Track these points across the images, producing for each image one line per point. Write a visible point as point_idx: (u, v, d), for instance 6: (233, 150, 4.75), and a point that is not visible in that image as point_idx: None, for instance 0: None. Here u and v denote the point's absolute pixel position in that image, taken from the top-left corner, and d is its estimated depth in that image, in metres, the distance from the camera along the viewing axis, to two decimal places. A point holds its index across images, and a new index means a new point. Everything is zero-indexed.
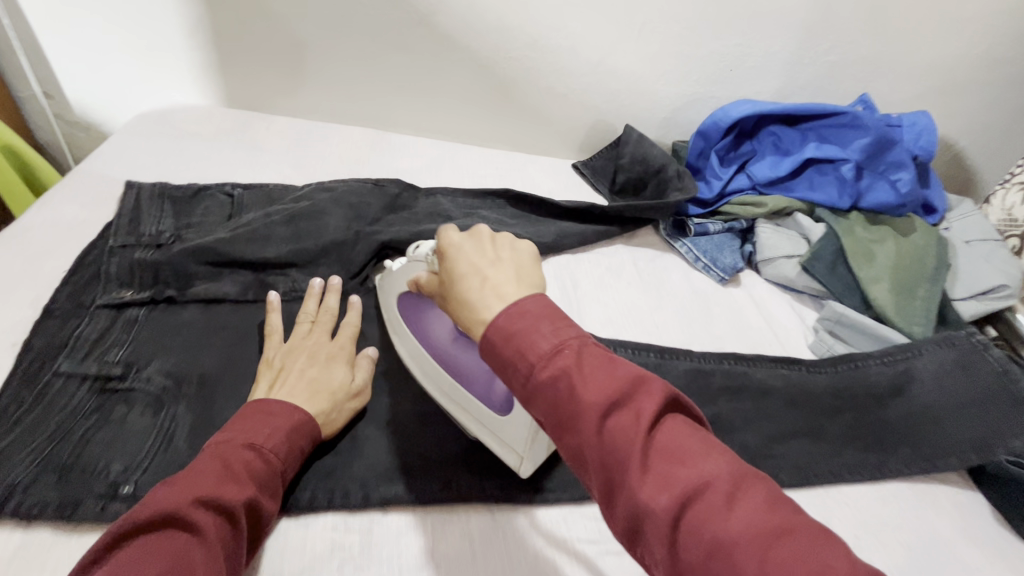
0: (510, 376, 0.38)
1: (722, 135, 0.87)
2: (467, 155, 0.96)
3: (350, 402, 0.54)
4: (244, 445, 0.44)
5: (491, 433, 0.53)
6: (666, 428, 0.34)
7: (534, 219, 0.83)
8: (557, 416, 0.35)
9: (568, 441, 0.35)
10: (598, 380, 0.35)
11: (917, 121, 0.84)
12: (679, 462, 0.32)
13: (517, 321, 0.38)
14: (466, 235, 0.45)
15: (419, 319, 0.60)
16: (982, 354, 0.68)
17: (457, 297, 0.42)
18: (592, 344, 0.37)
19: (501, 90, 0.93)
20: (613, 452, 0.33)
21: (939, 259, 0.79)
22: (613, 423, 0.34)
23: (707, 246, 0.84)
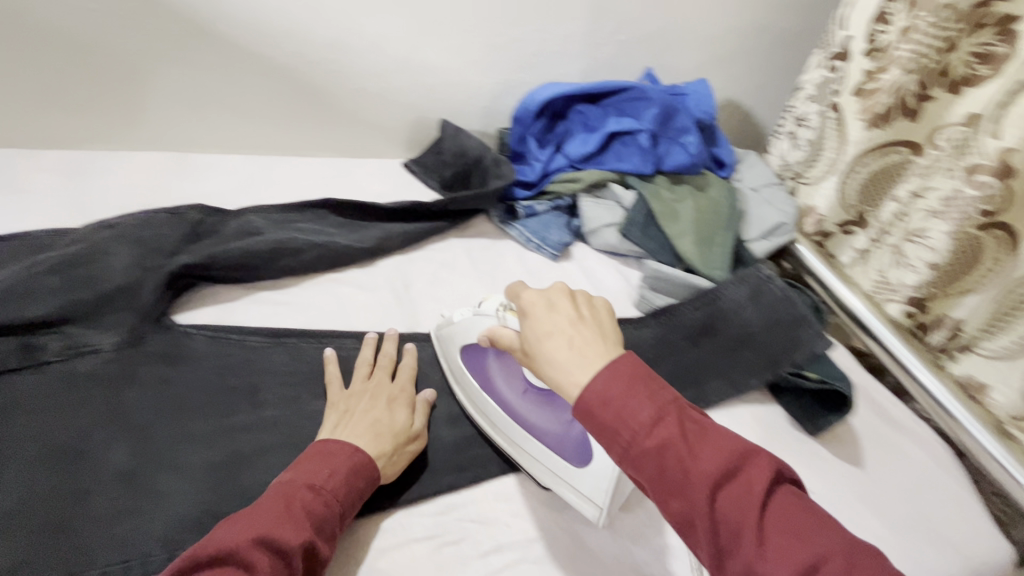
0: (611, 439, 0.44)
1: (535, 119, 0.92)
2: (287, 167, 0.92)
3: (411, 445, 0.58)
4: (304, 485, 0.47)
5: (569, 485, 0.56)
6: (778, 503, 0.40)
7: (360, 225, 0.81)
8: (661, 481, 0.42)
9: (676, 505, 0.41)
10: (705, 452, 0.41)
11: (698, 89, 0.94)
12: (792, 535, 0.38)
13: (614, 386, 0.44)
14: (540, 291, 0.52)
15: (485, 371, 0.63)
16: (768, 286, 0.78)
17: (546, 355, 0.48)
18: (689, 414, 0.44)
19: (310, 96, 0.90)
20: (725, 517, 0.40)
21: (730, 209, 0.90)
22: (724, 495, 0.40)
23: (535, 227, 0.88)
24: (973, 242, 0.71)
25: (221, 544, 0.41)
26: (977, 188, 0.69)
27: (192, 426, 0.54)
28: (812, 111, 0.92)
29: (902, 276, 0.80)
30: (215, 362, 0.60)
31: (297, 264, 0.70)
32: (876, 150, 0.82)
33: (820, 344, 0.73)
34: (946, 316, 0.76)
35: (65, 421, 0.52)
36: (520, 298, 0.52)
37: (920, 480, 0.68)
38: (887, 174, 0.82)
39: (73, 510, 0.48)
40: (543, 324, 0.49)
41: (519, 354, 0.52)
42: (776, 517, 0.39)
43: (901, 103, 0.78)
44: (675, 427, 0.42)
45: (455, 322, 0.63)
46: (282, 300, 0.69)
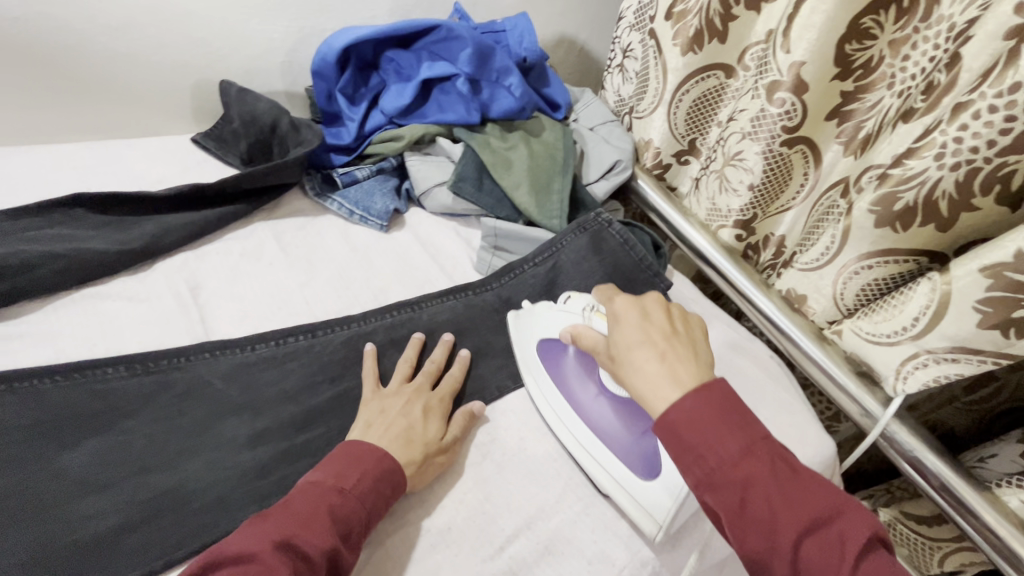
0: (693, 463, 0.44)
1: (339, 72, 0.79)
2: (24, 158, 0.72)
3: (438, 456, 0.53)
4: (335, 488, 0.46)
5: (630, 496, 0.54)
6: (873, 561, 0.39)
7: (129, 220, 0.66)
8: (739, 513, 0.42)
9: (755, 543, 0.41)
10: (794, 497, 0.41)
11: (518, 24, 0.87)
12: None
13: (706, 415, 0.44)
14: (633, 300, 0.53)
15: (558, 365, 0.63)
16: (607, 231, 0.76)
17: (633, 361, 0.49)
18: (780, 456, 0.44)
19: (38, 66, 0.71)
20: (810, 566, 0.40)
21: (566, 151, 0.85)
22: (810, 542, 0.40)
23: (357, 195, 0.78)
24: (782, 158, 0.72)
25: (243, 547, 0.41)
26: (777, 106, 0.68)
27: None
28: (635, 40, 0.90)
29: (728, 202, 0.81)
30: None
31: (31, 284, 0.55)
32: (694, 77, 0.82)
33: (659, 287, 0.74)
34: (771, 234, 0.81)
35: None
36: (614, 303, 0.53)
37: (754, 396, 0.71)
38: (707, 101, 0.83)
39: None
40: (635, 332, 0.50)
41: (602, 357, 0.53)
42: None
43: (709, 25, 0.76)
44: (762, 466, 0.42)
45: (532, 315, 0.64)
46: (17, 333, 0.54)
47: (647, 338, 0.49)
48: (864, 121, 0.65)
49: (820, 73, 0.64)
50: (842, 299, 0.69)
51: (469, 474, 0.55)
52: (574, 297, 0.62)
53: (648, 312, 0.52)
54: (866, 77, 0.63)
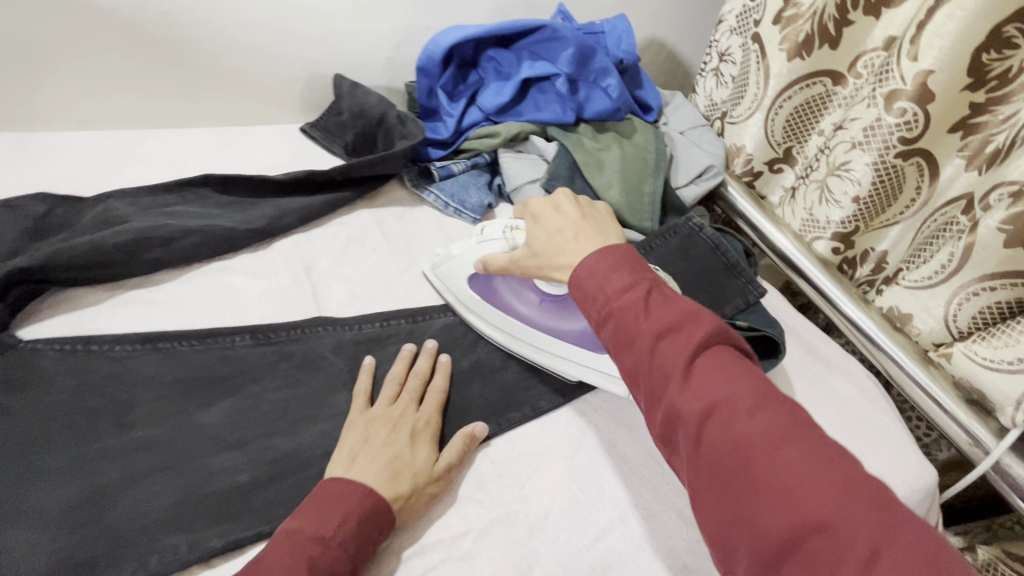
0: (588, 305, 0.46)
1: (442, 69, 0.82)
2: (155, 140, 0.78)
3: (433, 487, 0.49)
4: (312, 535, 0.42)
5: (600, 373, 0.59)
6: (721, 360, 0.40)
7: (250, 202, 0.71)
8: (618, 335, 0.43)
9: (624, 357, 0.43)
10: (661, 311, 0.42)
11: (616, 26, 0.88)
12: (714, 379, 0.39)
13: (603, 262, 0.46)
14: (546, 198, 0.56)
15: (491, 290, 0.64)
16: (698, 236, 0.75)
17: (556, 249, 0.51)
18: (660, 287, 0.45)
19: (174, 55, 0.77)
20: (661, 363, 0.40)
21: (657, 154, 0.85)
22: (667, 347, 0.41)
23: (452, 188, 0.80)
24: (894, 170, 0.69)
25: None
26: (895, 116, 0.66)
27: (40, 462, 0.46)
28: (735, 44, 0.88)
29: (828, 213, 0.78)
30: (74, 380, 0.51)
31: (171, 256, 0.60)
32: (798, 83, 0.80)
33: (753, 293, 0.72)
34: (872, 249, 0.77)
35: None
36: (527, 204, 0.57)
37: (848, 414, 0.68)
38: (811, 108, 0.81)
39: None
40: (550, 225, 0.53)
41: (525, 260, 0.56)
42: (711, 371, 0.39)
43: (822, 31, 0.75)
44: (641, 296, 0.44)
45: (449, 257, 0.64)
46: (158, 299, 0.59)
47: (563, 224, 0.52)
48: (993, 135, 0.61)
49: (948, 83, 0.62)
50: (954, 322, 0.66)
51: (566, 467, 0.54)
52: (489, 225, 0.62)
53: (556, 204, 0.55)
54: (999, 89, 0.60)
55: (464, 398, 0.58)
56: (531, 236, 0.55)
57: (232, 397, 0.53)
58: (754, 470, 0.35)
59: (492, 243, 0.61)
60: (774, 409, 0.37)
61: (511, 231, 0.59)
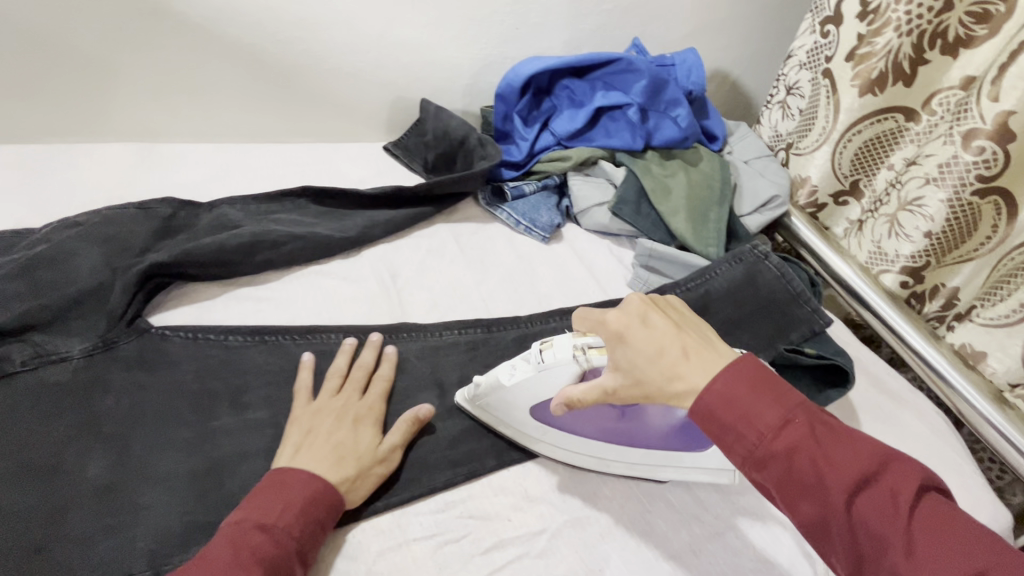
0: (734, 444, 0.42)
1: (520, 96, 0.88)
2: (258, 153, 0.86)
3: (377, 469, 0.51)
4: (254, 526, 0.43)
5: (696, 470, 0.54)
6: (931, 510, 0.37)
7: (342, 213, 0.77)
8: (791, 485, 0.40)
9: (807, 511, 0.39)
10: (840, 455, 0.39)
11: (687, 59, 0.92)
12: (943, 543, 0.35)
13: (738, 387, 0.42)
14: (621, 309, 0.47)
15: (560, 423, 0.54)
16: (763, 264, 0.77)
17: (669, 373, 0.44)
18: (818, 417, 0.41)
19: (281, 78, 0.85)
20: (866, 525, 0.37)
21: (722, 181, 0.87)
22: (864, 501, 0.38)
23: (524, 208, 0.85)
24: (970, 208, 0.70)
25: None
26: (973, 154, 0.67)
27: (171, 433, 0.51)
28: (804, 78, 0.90)
29: (898, 247, 0.78)
30: (199, 363, 0.57)
31: (278, 257, 0.67)
32: (871, 117, 0.81)
33: (818, 322, 0.73)
34: (942, 285, 0.77)
35: (36, 435, 0.49)
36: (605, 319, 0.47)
37: (916, 448, 0.68)
38: (881, 143, 0.81)
39: (47, 530, 0.45)
40: (647, 343, 0.45)
41: (624, 388, 0.46)
42: (933, 530, 0.36)
43: (896, 68, 0.76)
44: (803, 431, 0.40)
45: (503, 385, 0.53)
46: (265, 296, 0.65)
47: (665, 341, 0.44)
48: None
49: None
50: None
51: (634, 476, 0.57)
52: (551, 347, 0.51)
53: (640, 314, 0.46)
54: None
55: None
56: (622, 360, 0.46)
57: None
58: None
59: (559, 371, 0.51)
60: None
61: (585, 353, 0.49)
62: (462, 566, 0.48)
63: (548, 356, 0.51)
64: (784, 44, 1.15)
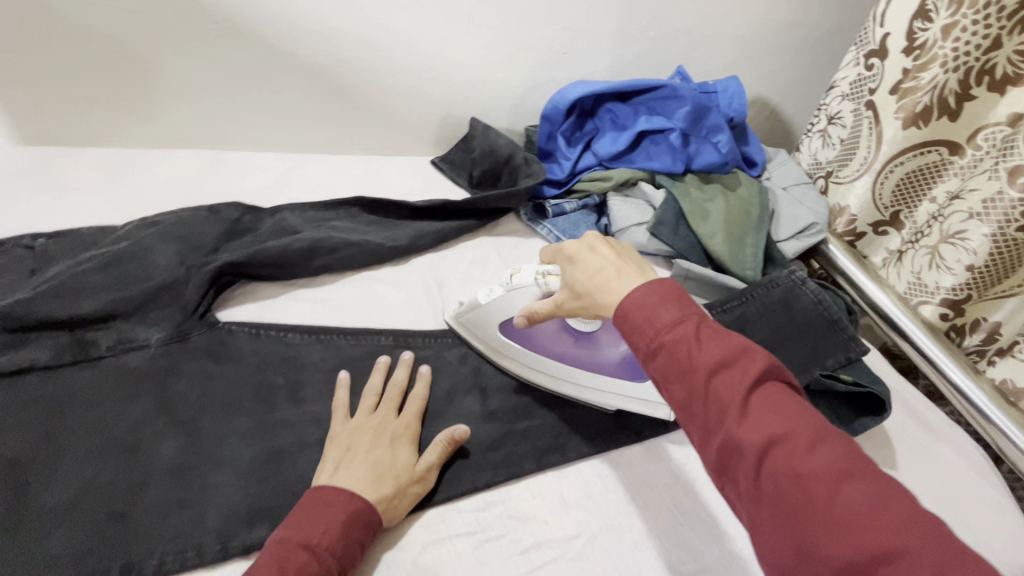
0: (635, 335, 0.44)
1: (564, 117, 0.91)
2: (316, 164, 0.92)
3: (414, 488, 0.52)
4: (299, 545, 0.44)
5: (638, 400, 0.63)
6: (773, 394, 0.40)
7: (393, 223, 0.82)
8: (668, 369, 0.42)
9: (676, 391, 0.42)
10: (714, 344, 0.41)
11: (729, 86, 0.94)
12: (772, 415, 0.38)
13: (650, 295, 0.44)
14: (577, 240, 0.53)
15: (525, 335, 0.64)
16: (801, 290, 0.77)
17: (599, 287, 0.49)
18: (708, 320, 0.43)
19: (341, 94, 0.90)
20: (716, 398, 0.39)
21: (761, 207, 0.89)
22: (721, 382, 0.40)
23: (564, 225, 0.88)
24: (1014, 243, 0.70)
25: None
26: (1018, 190, 0.68)
27: (235, 420, 0.55)
28: (846, 108, 0.90)
29: (938, 278, 0.79)
30: (262, 357, 0.61)
31: (334, 262, 0.71)
32: (913, 150, 0.82)
33: (855, 350, 0.73)
34: (984, 319, 0.78)
35: (119, 414, 0.53)
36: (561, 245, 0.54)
37: (954, 480, 0.68)
38: (924, 176, 0.82)
39: (127, 501, 0.49)
40: (589, 264, 0.50)
41: (570, 302, 0.53)
42: (767, 405, 0.39)
43: (942, 103, 0.77)
44: (689, 326, 0.42)
45: (480, 303, 0.63)
46: (321, 298, 0.70)
47: (602, 263, 0.50)
48: None
49: None
50: None
51: (668, 488, 0.58)
52: (520, 272, 0.61)
53: (589, 243, 0.52)
54: None
55: (574, 414, 0.64)
56: (569, 280, 0.52)
57: None
58: (820, 504, 0.35)
59: (524, 290, 0.60)
60: (835, 448, 0.37)
61: (544, 277, 0.58)
62: (502, 564, 0.50)
63: (519, 280, 0.61)
64: (825, 74, 1.16)
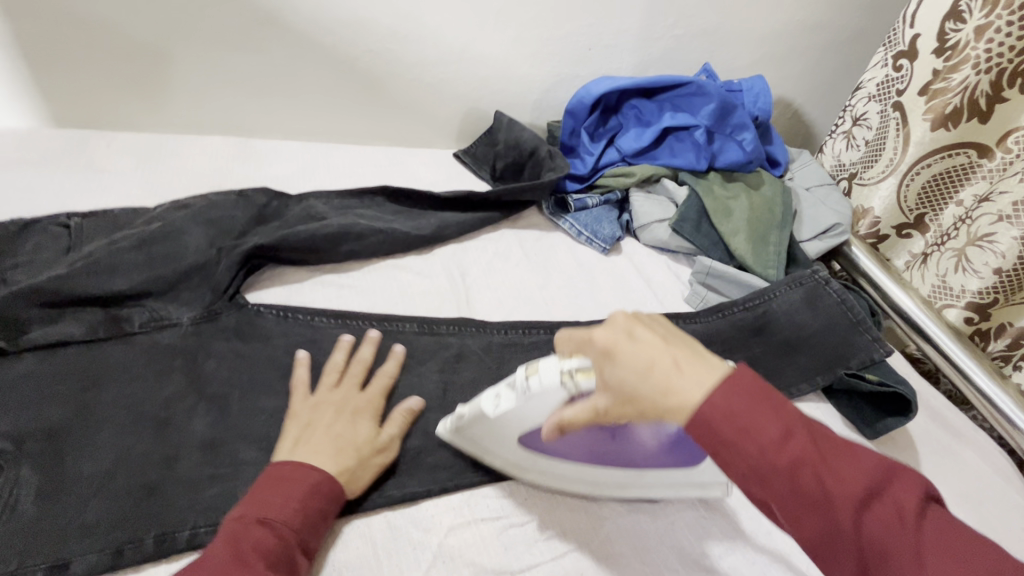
0: (735, 459, 0.38)
1: (589, 112, 0.91)
2: (340, 154, 0.92)
3: (376, 459, 0.53)
4: (253, 521, 0.44)
5: (683, 484, 0.55)
6: (925, 516, 0.36)
7: (416, 212, 0.82)
8: (799, 504, 0.37)
9: (812, 527, 0.37)
10: (844, 470, 0.37)
11: (754, 85, 0.95)
12: (941, 549, 0.35)
13: (738, 400, 0.38)
14: (606, 326, 0.44)
15: (550, 450, 0.52)
16: (824, 289, 0.77)
17: (660, 390, 0.40)
18: (816, 429, 0.39)
19: (367, 85, 0.91)
20: (874, 541, 0.36)
21: (784, 207, 0.89)
22: (871, 519, 0.36)
23: (587, 219, 0.87)
24: None
25: None
26: None
27: (264, 400, 0.56)
28: (872, 109, 0.90)
29: (964, 282, 0.79)
30: (290, 339, 0.62)
31: (360, 249, 0.72)
32: (940, 152, 0.81)
33: (878, 351, 0.73)
34: (1010, 323, 0.79)
35: (151, 390, 0.54)
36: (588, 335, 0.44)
37: (977, 485, 0.67)
38: (949, 178, 0.82)
39: (161, 474, 0.50)
40: (638, 360, 0.41)
41: (614, 406, 0.43)
42: (928, 535, 0.35)
43: (972, 105, 0.77)
44: (808, 446, 0.38)
45: (488, 414, 0.50)
46: (347, 283, 0.70)
47: (656, 359, 0.41)
48: None
49: None
50: None
51: None
52: (537, 373, 0.47)
53: (625, 328, 0.43)
54: None
55: None
56: (610, 381, 0.42)
57: (407, 373, 0.63)
58: None
59: (545, 397, 0.47)
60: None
61: (572, 376, 0.46)
62: (525, 549, 0.51)
63: (537, 385, 0.47)
64: (850, 76, 1.15)
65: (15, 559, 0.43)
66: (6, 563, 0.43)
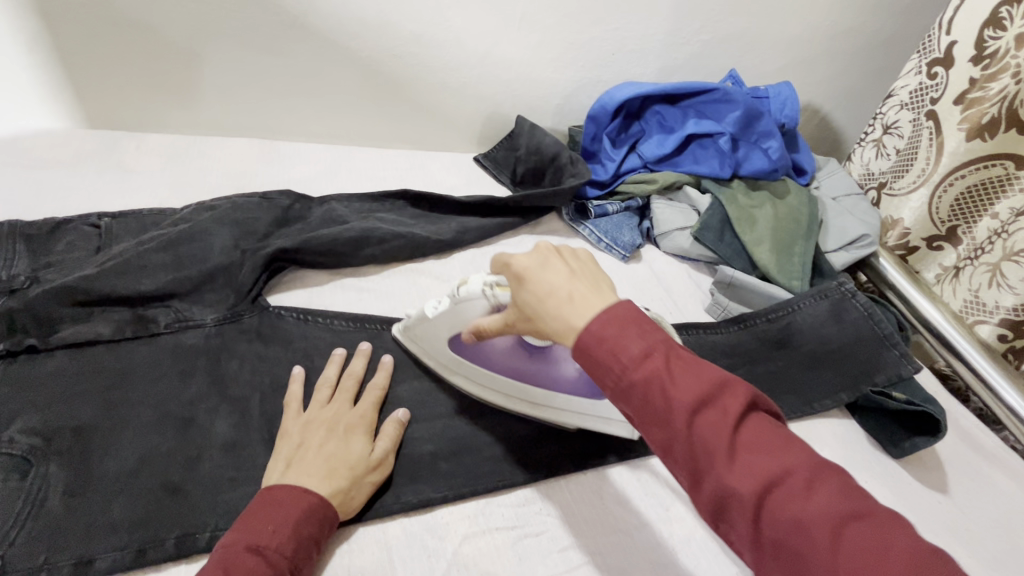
0: (603, 376, 0.39)
1: (611, 117, 0.90)
2: (363, 156, 0.93)
3: (371, 477, 0.52)
4: (244, 549, 0.42)
5: (596, 416, 0.59)
6: (752, 426, 0.36)
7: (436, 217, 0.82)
8: (644, 412, 0.37)
9: (656, 435, 0.37)
10: (689, 381, 0.37)
11: (782, 92, 0.93)
12: (758, 453, 0.35)
13: (608, 329, 0.39)
14: (527, 253, 0.45)
15: (476, 353, 0.60)
16: (850, 302, 0.76)
17: (551, 312, 0.42)
18: (676, 348, 0.39)
19: (391, 88, 0.91)
20: (702, 444, 0.36)
21: (810, 217, 0.87)
22: (704, 422, 0.36)
23: (606, 226, 0.86)
24: None
25: None
26: None
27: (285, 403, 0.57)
28: (904, 118, 0.88)
29: (998, 297, 0.77)
30: (311, 342, 0.63)
31: (381, 253, 0.72)
32: (977, 163, 0.78)
33: (906, 367, 0.70)
34: None
35: (175, 391, 0.55)
36: (504, 261, 0.46)
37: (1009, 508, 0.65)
38: (986, 190, 0.79)
39: (184, 473, 0.50)
40: (538, 285, 0.43)
41: (520, 322, 0.47)
42: (750, 440, 0.36)
43: (1011, 115, 0.74)
44: (661, 361, 0.37)
45: (427, 317, 0.59)
46: (367, 287, 0.71)
47: (552, 287, 0.42)
48: None
49: None
50: None
51: None
52: (466, 282, 0.55)
53: (541, 256, 0.44)
54: None
55: None
56: (518, 300, 0.45)
57: (425, 379, 0.63)
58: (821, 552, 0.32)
59: (471, 304, 0.55)
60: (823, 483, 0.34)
61: (492, 289, 0.52)
62: (541, 561, 0.51)
63: (465, 291, 0.55)
64: (881, 82, 1.13)
65: (43, 554, 0.44)
66: (34, 557, 0.44)
